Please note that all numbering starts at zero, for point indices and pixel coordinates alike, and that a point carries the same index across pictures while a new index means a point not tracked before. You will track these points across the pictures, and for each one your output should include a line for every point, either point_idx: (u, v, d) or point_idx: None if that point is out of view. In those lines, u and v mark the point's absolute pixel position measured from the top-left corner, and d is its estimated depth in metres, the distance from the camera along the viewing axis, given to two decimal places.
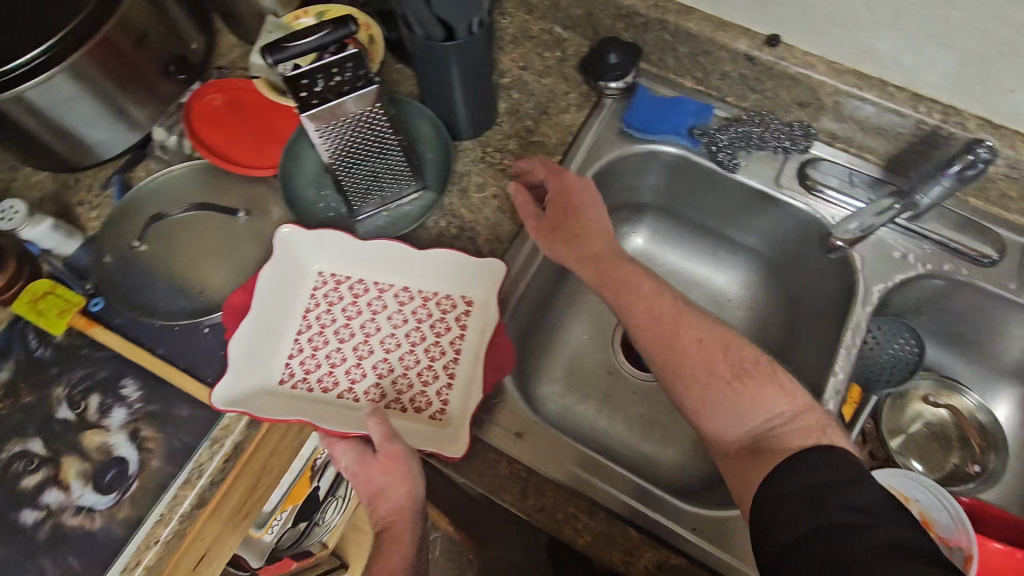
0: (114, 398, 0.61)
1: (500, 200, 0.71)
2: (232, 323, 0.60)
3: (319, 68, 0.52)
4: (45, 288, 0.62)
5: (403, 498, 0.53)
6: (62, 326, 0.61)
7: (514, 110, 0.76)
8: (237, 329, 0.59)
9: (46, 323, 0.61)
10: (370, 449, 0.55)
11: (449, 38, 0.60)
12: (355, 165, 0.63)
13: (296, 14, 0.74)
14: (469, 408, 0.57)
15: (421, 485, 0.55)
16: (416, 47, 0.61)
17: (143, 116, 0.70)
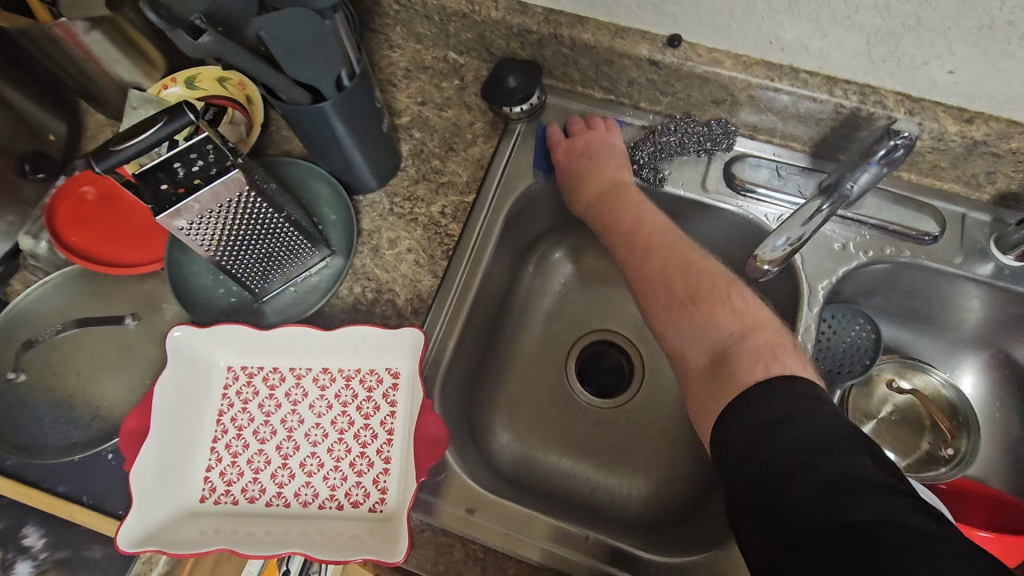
0: (16, 551, 0.54)
1: (416, 253, 0.66)
2: (134, 449, 0.54)
3: (174, 157, 0.46)
4: None
5: None
6: None
7: (418, 151, 0.71)
8: (139, 456, 0.53)
9: None
10: None
11: (318, 99, 0.54)
12: (243, 250, 0.57)
13: (162, 85, 0.69)
14: (407, 498, 0.52)
15: None
16: (287, 111, 0.55)
17: (5, 225, 0.63)
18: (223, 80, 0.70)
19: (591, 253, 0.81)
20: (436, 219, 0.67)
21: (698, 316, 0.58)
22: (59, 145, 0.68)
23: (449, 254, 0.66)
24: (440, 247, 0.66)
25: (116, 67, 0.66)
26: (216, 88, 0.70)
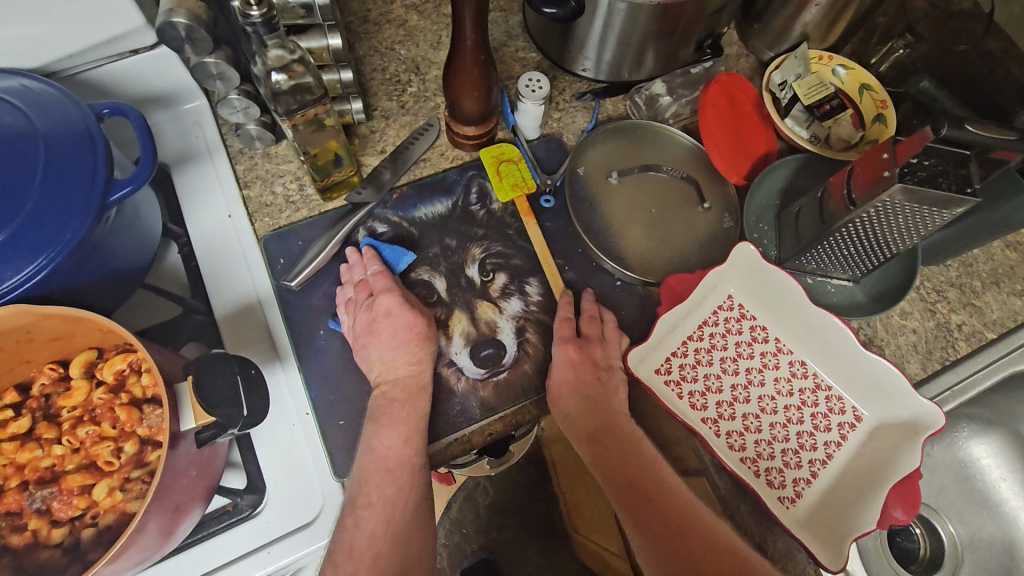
0: (517, 288, 0.62)
1: (918, 338, 0.67)
2: (663, 300, 0.62)
3: (937, 162, 0.52)
4: (513, 155, 0.67)
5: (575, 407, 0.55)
6: (508, 195, 0.65)
7: (968, 262, 0.71)
8: (669, 311, 0.60)
9: (499, 183, 0.65)
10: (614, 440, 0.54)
11: None
12: (850, 239, 0.59)
13: (820, 57, 0.74)
14: (834, 517, 0.56)
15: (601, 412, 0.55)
16: (1006, 176, 0.58)
17: (653, 66, 0.71)
18: (866, 88, 0.73)
19: (993, 452, 0.78)
20: (951, 326, 0.68)
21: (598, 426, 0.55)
22: (722, 32, 0.72)
23: (945, 362, 0.67)
24: (939, 351, 0.67)
25: (813, 11, 0.70)
26: (857, 92, 0.72)
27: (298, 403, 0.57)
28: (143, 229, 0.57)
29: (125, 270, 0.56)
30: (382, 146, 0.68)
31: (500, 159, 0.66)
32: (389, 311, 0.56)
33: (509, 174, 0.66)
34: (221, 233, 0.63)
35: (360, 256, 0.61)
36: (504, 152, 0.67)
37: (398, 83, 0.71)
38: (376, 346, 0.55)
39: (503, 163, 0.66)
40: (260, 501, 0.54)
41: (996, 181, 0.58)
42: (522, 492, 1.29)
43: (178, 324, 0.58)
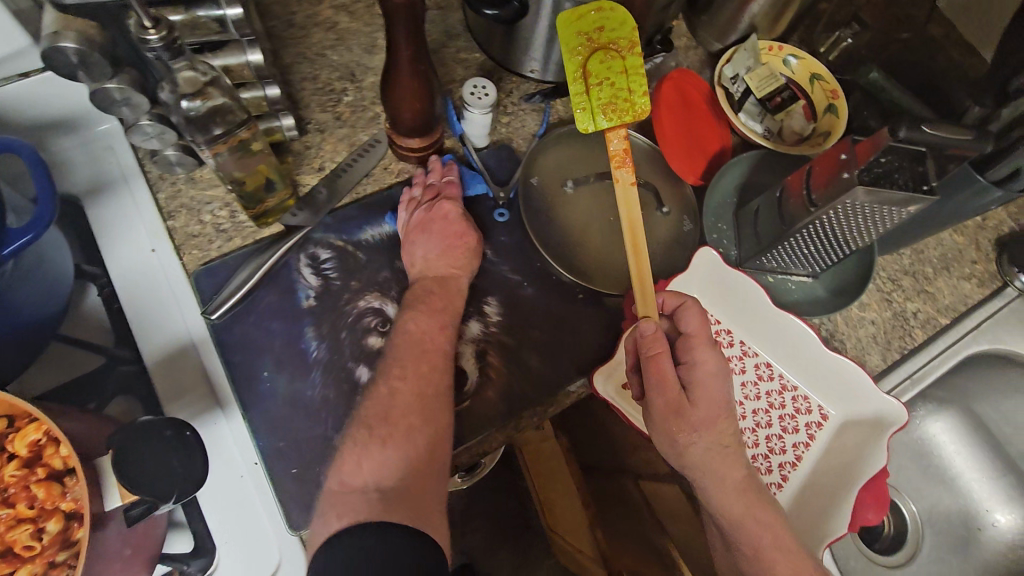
0: (475, 309, 0.59)
1: (877, 329, 0.68)
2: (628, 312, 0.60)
3: (896, 163, 0.50)
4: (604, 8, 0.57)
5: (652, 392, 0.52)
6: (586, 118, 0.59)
7: (920, 250, 0.72)
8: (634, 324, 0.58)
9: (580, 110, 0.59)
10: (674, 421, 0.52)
11: (998, 182, 0.56)
12: (810, 239, 0.59)
13: (770, 47, 0.72)
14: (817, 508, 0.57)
15: (663, 392, 0.52)
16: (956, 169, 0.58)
17: None
18: (815, 78, 0.71)
19: (949, 428, 0.80)
20: (907, 315, 0.69)
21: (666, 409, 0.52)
22: (671, 25, 0.69)
23: (903, 351, 0.67)
24: (897, 341, 0.68)
25: (760, 2, 0.69)
26: (808, 82, 0.71)
27: (245, 454, 0.53)
28: (52, 276, 0.51)
29: (30, 325, 0.49)
30: (320, 163, 0.63)
31: (586, 61, 0.58)
32: (446, 215, 0.58)
33: (616, 33, 0.58)
34: (145, 271, 0.57)
35: (439, 168, 0.62)
36: (601, 19, 0.57)
37: (333, 93, 0.66)
38: (422, 244, 0.57)
39: (592, 57, 0.58)
40: (210, 564, 0.50)
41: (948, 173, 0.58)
42: (497, 495, 1.28)
43: (102, 377, 0.53)
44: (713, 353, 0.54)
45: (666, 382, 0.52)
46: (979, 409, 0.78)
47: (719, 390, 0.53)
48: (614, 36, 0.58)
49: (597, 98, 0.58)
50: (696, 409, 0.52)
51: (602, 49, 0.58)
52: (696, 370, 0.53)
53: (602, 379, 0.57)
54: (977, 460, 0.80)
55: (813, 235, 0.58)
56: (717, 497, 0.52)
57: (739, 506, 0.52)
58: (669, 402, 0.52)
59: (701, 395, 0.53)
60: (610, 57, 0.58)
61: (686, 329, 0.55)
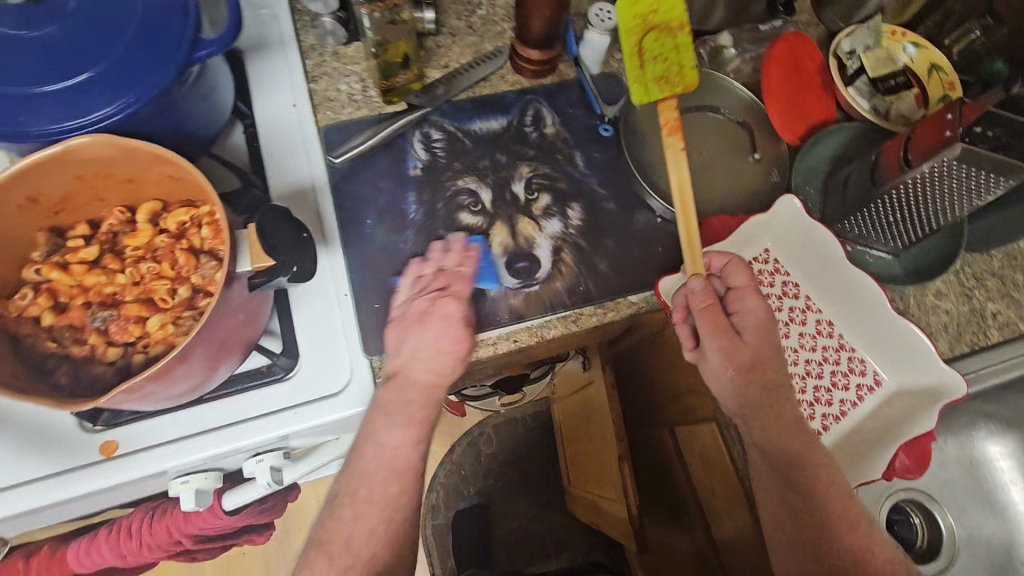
0: (559, 211, 0.64)
1: (950, 320, 0.67)
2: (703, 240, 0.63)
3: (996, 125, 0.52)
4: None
5: (712, 338, 0.54)
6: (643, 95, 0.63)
7: (1013, 256, 0.70)
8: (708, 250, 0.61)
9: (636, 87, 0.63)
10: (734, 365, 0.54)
11: None
12: (900, 204, 0.60)
13: (894, 32, 0.73)
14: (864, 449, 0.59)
15: (721, 341, 0.54)
16: None
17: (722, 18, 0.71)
18: (934, 68, 0.72)
19: (1009, 455, 0.77)
20: (985, 314, 0.68)
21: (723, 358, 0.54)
22: None
23: (974, 347, 0.66)
24: (969, 335, 0.67)
25: None
26: (926, 71, 0.72)
27: (337, 284, 0.59)
28: (217, 98, 0.60)
29: (191, 132, 0.58)
30: (447, 61, 0.70)
31: (642, 40, 0.63)
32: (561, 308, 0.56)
33: (671, 15, 0.62)
34: (285, 120, 0.66)
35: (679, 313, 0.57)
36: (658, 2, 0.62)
37: (469, 4, 0.73)
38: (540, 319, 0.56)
39: (647, 35, 0.62)
40: (292, 367, 0.57)
41: None
42: (524, 447, 1.31)
43: (235, 196, 0.61)
44: (763, 301, 0.56)
45: (723, 331, 0.54)
46: None
47: (771, 338, 0.55)
48: (670, 18, 0.62)
49: (650, 72, 0.62)
50: (753, 357, 0.54)
51: (657, 28, 0.62)
52: (749, 317, 0.56)
53: (666, 293, 0.60)
54: None
55: (904, 201, 0.59)
56: (773, 438, 0.53)
57: (797, 453, 0.53)
58: (724, 348, 0.54)
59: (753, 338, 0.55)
60: (665, 36, 0.62)
61: (733, 283, 0.57)
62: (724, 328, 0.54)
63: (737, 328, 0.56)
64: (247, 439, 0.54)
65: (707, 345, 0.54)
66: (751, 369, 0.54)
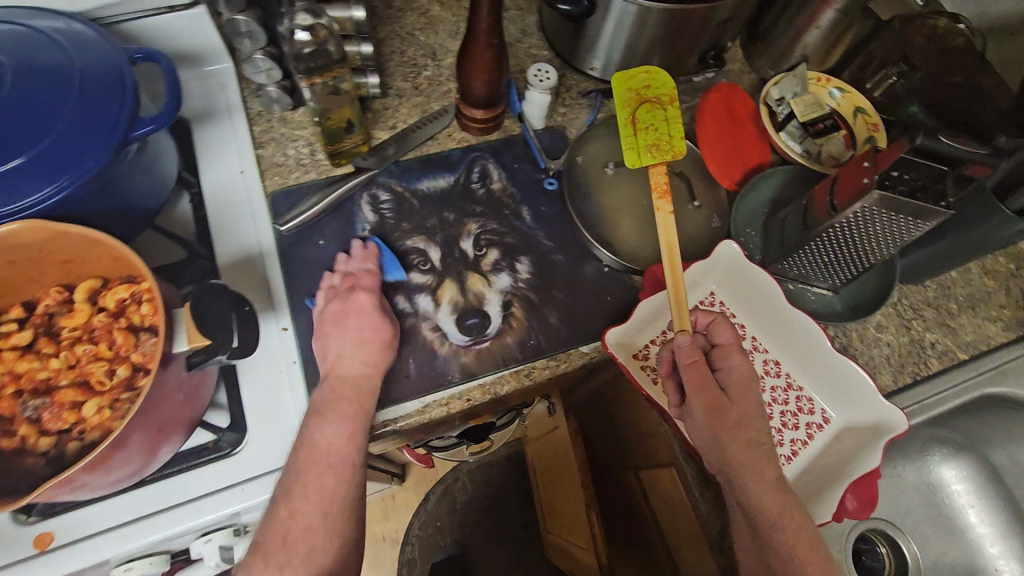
0: (508, 265, 0.65)
1: (892, 352, 0.69)
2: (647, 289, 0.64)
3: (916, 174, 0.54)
4: (650, 73, 0.68)
5: (697, 390, 0.54)
6: (637, 160, 0.66)
7: (946, 286, 0.73)
8: (652, 297, 0.63)
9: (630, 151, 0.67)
10: (719, 417, 0.53)
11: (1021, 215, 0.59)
12: (833, 247, 0.62)
13: (819, 78, 0.77)
14: (818, 485, 0.59)
15: (704, 393, 0.54)
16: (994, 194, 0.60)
17: (658, 72, 0.74)
18: (859, 111, 0.76)
19: (963, 478, 0.79)
20: (924, 344, 0.70)
21: (708, 410, 0.53)
22: (726, 45, 0.75)
23: (916, 377, 0.69)
24: (911, 366, 0.69)
25: (813, 34, 0.74)
26: (851, 114, 0.76)
27: (286, 353, 0.59)
28: (160, 172, 0.60)
29: (134, 207, 0.58)
30: (393, 122, 0.72)
31: (636, 112, 0.67)
32: (360, 311, 0.57)
33: (661, 90, 0.68)
34: (231, 188, 0.66)
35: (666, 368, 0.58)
36: (648, 80, 0.68)
37: (415, 66, 0.75)
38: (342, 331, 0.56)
39: (641, 107, 0.67)
40: (240, 440, 0.56)
41: (974, 202, 0.61)
42: (498, 490, 1.30)
43: (180, 267, 0.61)
44: (747, 360, 0.56)
45: (706, 382, 0.54)
46: (993, 459, 0.77)
47: (754, 396, 0.55)
48: (659, 94, 0.68)
49: (643, 138, 0.66)
50: (739, 409, 0.54)
51: (648, 101, 0.67)
52: (734, 374, 0.56)
53: (614, 343, 0.61)
54: (987, 513, 0.78)
55: (837, 244, 0.61)
56: (759, 499, 0.50)
57: (778, 507, 0.50)
58: (707, 398, 0.53)
59: (739, 393, 0.55)
60: (656, 108, 0.68)
61: (717, 341, 0.58)
62: (710, 382, 0.54)
63: (723, 385, 0.56)
64: (193, 520, 0.53)
65: (692, 401, 0.54)
66: (738, 424, 0.53)
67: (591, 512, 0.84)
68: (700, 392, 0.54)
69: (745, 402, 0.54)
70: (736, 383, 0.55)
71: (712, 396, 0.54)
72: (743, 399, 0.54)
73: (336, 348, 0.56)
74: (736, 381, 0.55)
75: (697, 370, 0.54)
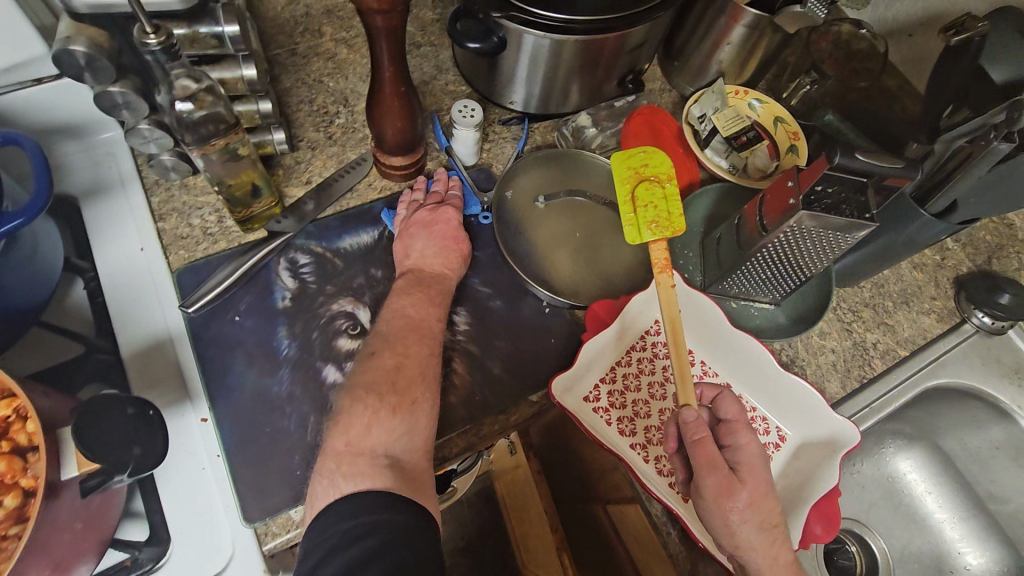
0: (444, 318, 0.61)
1: (836, 358, 0.70)
2: (590, 327, 0.62)
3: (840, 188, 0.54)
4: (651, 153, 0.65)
5: (705, 471, 0.50)
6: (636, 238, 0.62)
7: (880, 284, 0.75)
8: (595, 337, 0.61)
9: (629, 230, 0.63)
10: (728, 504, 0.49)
11: (939, 216, 0.60)
12: (769, 264, 0.62)
13: (736, 90, 0.78)
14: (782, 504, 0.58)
15: (714, 477, 0.49)
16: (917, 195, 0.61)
17: (579, 100, 0.73)
18: (778, 120, 0.76)
19: (918, 468, 0.80)
20: (867, 345, 0.71)
21: (718, 493, 0.49)
22: (643, 68, 0.75)
23: (863, 380, 0.69)
24: (856, 369, 0.70)
25: (726, 50, 0.75)
26: (770, 123, 0.76)
27: (207, 447, 0.54)
28: (43, 265, 0.54)
29: (11, 308, 0.51)
30: (308, 176, 0.67)
31: (634, 189, 0.64)
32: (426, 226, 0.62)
33: (661, 169, 0.64)
34: (130, 268, 0.60)
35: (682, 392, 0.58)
36: (648, 158, 0.65)
37: (326, 114, 0.71)
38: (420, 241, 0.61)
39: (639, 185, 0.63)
40: (162, 553, 0.50)
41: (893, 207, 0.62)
42: (472, 529, 1.25)
43: (78, 365, 0.55)
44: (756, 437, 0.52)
45: (714, 460, 0.50)
46: (943, 446, 0.79)
47: (765, 476, 0.51)
48: (659, 172, 0.64)
49: (643, 216, 0.62)
50: (750, 490, 0.50)
51: (648, 180, 0.64)
52: (744, 452, 0.52)
53: (560, 389, 0.59)
54: (944, 499, 0.80)
55: (771, 261, 0.61)
56: None
57: None
58: (717, 482, 0.49)
59: (748, 472, 0.51)
60: (655, 186, 0.64)
61: (724, 415, 0.54)
62: (720, 463, 0.50)
63: (730, 462, 0.52)
64: None
65: (700, 481, 0.50)
66: (747, 508, 0.49)
67: (562, 554, 0.81)
68: (710, 474, 0.50)
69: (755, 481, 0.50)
70: (743, 461, 0.51)
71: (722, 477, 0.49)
72: (752, 478, 0.50)
73: (420, 250, 0.61)
74: (745, 459, 0.51)
75: (704, 448, 0.50)
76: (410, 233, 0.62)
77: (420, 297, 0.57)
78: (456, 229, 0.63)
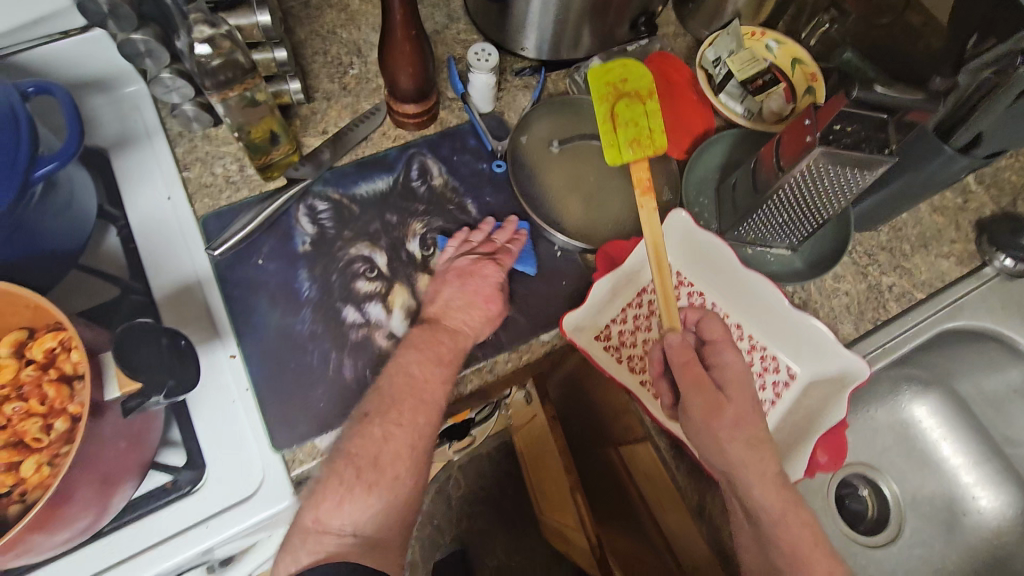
0: None
1: (851, 300, 0.69)
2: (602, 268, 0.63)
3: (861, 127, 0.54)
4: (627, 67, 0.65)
5: (691, 389, 0.53)
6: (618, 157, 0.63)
7: (898, 228, 0.74)
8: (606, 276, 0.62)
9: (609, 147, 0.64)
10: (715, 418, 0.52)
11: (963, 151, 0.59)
12: (784, 207, 0.61)
13: (753, 32, 0.76)
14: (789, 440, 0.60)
15: (700, 394, 0.53)
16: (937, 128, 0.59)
17: (591, 45, 0.72)
18: (796, 62, 0.75)
19: (934, 414, 0.80)
20: (882, 288, 0.71)
21: (702, 409, 0.53)
22: (657, 10, 0.73)
23: (877, 322, 0.69)
24: (871, 312, 0.69)
25: None
26: (788, 65, 0.75)
27: (237, 381, 0.57)
28: (78, 210, 0.57)
29: (51, 250, 0.55)
30: (324, 126, 0.69)
31: (614, 106, 0.64)
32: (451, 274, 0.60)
33: (638, 86, 0.65)
34: (159, 215, 0.63)
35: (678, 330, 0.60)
36: (625, 73, 0.65)
37: (340, 65, 0.72)
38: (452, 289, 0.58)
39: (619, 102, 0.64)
40: (199, 476, 0.54)
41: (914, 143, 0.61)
42: (491, 481, 1.29)
43: (114, 305, 0.58)
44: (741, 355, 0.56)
45: (700, 380, 0.53)
46: (960, 391, 0.79)
47: (749, 393, 0.54)
48: (636, 88, 0.65)
49: (624, 134, 0.63)
50: (734, 404, 0.53)
51: (625, 96, 0.65)
52: (728, 370, 0.55)
53: (573, 327, 0.60)
54: (958, 443, 0.80)
55: (788, 204, 0.60)
56: (758, 493, 0.50)
57: (781, 501, 0.50)
58: (703, 398, 0.53)
59: (733, 389, 0.54)
60: (634, 103, 0.65)
61: (710, 337, 0.58)
62: (705, 382, 0.53)
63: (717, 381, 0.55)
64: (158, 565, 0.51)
65: (687, 402, 0.53)
66: (735, 422, 0.52)
67: (576, 494, 0.82)
68: (694, 391, 0.53)
69: (739, 396, 0.54)
70: (728, 379, 0.55)
71: (707, 395, 0.53)
72: (737, 394, 0.54)
73: (446, 299, 0.58)
74: (730, 376, 0.55)
75: (690, 368, 0.54)
76: (443, 280, 0.59)
77: (429, 355, 0.54)
78: (489, 287, 0.59)
